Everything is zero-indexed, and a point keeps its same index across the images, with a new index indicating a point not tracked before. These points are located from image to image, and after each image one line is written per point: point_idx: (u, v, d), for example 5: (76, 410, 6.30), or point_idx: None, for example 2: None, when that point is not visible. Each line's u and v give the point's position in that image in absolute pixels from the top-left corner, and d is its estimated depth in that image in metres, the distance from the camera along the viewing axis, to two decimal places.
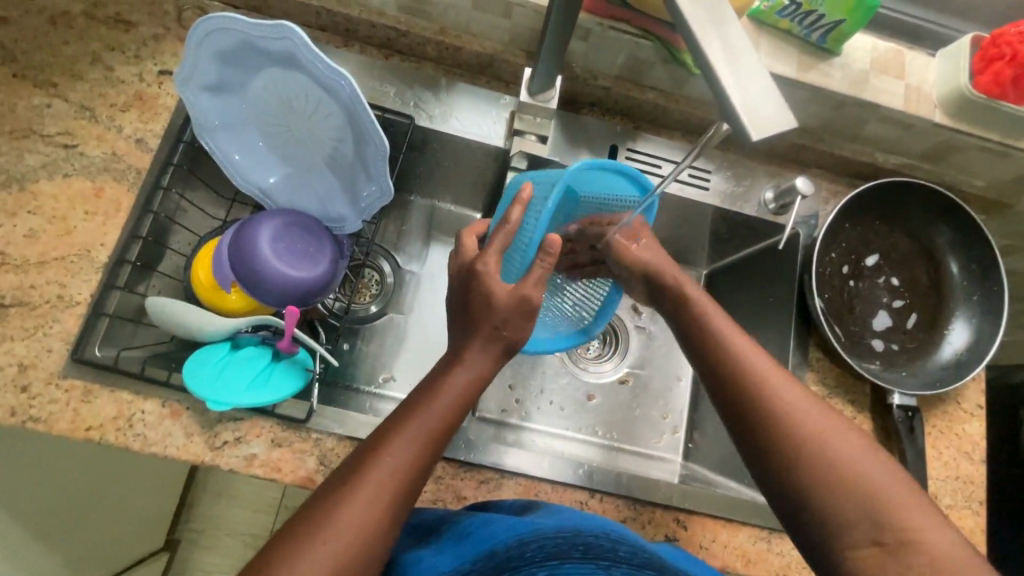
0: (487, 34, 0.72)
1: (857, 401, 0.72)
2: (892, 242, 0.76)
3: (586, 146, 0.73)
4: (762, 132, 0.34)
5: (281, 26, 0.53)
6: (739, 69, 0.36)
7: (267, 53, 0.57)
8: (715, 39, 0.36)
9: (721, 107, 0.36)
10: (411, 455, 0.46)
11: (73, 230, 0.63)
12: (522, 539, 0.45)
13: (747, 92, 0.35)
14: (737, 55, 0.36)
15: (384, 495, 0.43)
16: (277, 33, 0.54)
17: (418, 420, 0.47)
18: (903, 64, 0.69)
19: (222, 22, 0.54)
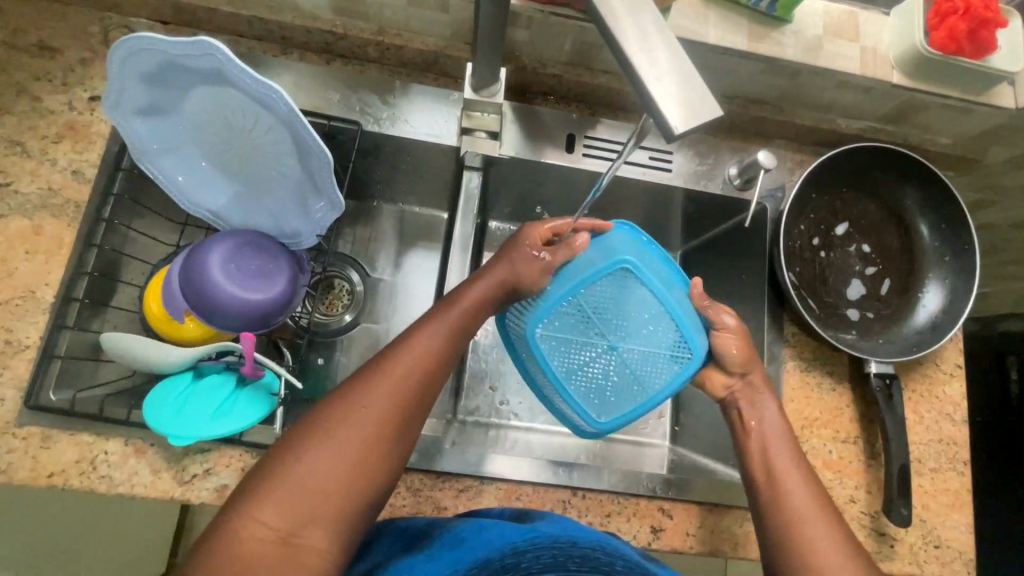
0: (430, 30, 0.69)
1: (835, 372, 0.71)
2: (862, 209, 0.75)
3: (543, 138, 0.71)
4: (682, 134, 0.32)
5: (201, 43, 0.50)
6: (668, 71, 0.34)
7: (195, 71, 0.55)
8: (643, 36, 0.35)
9: (647, 107, 0.34)
10: (429, 354, 0.51)
11: (13, 272, 0.61)
12: (516, 549, 0.46)
13: (673, 93, 0.34)
14: (658, 42, 0.35)
15: (405, 387, 0.49)
16: (198, 51, 0.52)
17: (437, 327, 0.53)
18: (856, 25, 0.67)
19: (141, 43, 0.52)
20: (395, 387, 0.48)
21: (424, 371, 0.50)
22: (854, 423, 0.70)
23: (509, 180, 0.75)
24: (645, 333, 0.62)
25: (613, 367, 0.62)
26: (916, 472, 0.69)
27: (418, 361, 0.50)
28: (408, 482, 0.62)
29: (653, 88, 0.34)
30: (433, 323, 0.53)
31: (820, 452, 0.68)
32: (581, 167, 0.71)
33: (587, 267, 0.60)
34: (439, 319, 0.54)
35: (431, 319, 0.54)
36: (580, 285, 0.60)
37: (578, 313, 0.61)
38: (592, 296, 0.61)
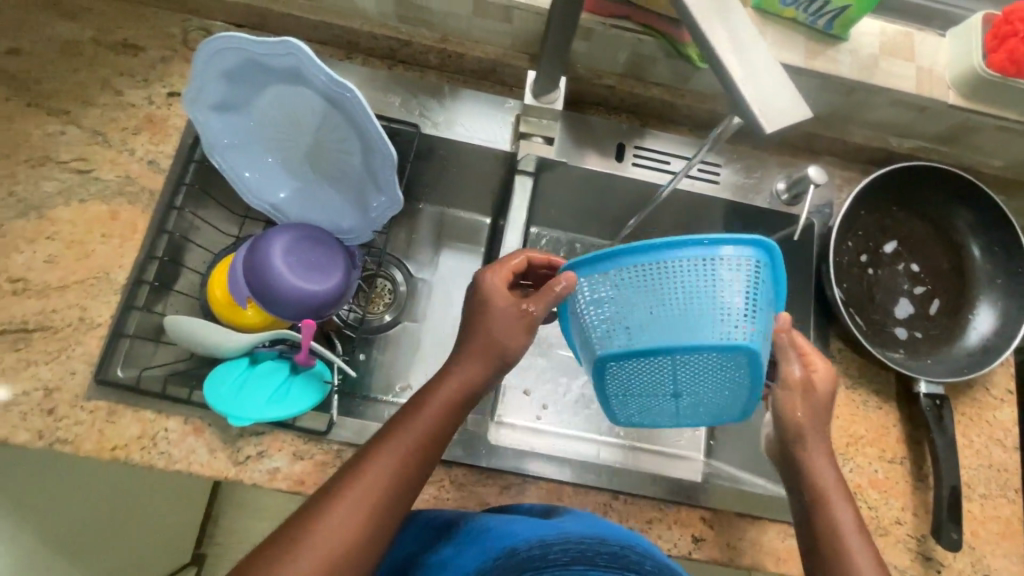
0: (491, 39, 0.70)
1: (882, 391, 0.70)
2: (911, 228, 0.75)
3: (593, 146, 0.73)
4: (771, 134, 0.34)
5: (286, 43, 0.54)
6: (756, 78, 0.36)
7: (274, 70, 0.58)
8: (729, 37, 0.36)
9: (734, 105, 0.36)
10: (435, 423, 0.51)
11: (90, 254, 0.64)
12: (545, 540, 0.46)
13: (760, 95, 0.35)
14: (744, 44, 0.37)
15: (390, 485, 0.48)
16: (281, 50, 0.55)
17: (400, 447, 0.49)
18: (912, 46, 0.68)
19: (228, 42, 0.55)
20: (395, 465, 0.48)
21: (425, 444, 0.50)
22: (900, 443, 0.69)
23: (558, 187, 0.76)
24: (716, 376, 0.50)
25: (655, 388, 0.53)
26: (966, 498, 0.67)
27: (421, 435, 0.50)
28: (452, 477, 0.63)
29: (742, 86, 0.35)
30: (392, 443, 0.49)
31: (865, 471, 0.67)
32: (631, 176, 0.72)
33: (704, 280, 0.45)
34: (398, 439, 0.49)
35: (390, 433, 0.50)
36: (681, 297, 0.46)
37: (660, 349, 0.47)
38: (699, 338, 0.46)
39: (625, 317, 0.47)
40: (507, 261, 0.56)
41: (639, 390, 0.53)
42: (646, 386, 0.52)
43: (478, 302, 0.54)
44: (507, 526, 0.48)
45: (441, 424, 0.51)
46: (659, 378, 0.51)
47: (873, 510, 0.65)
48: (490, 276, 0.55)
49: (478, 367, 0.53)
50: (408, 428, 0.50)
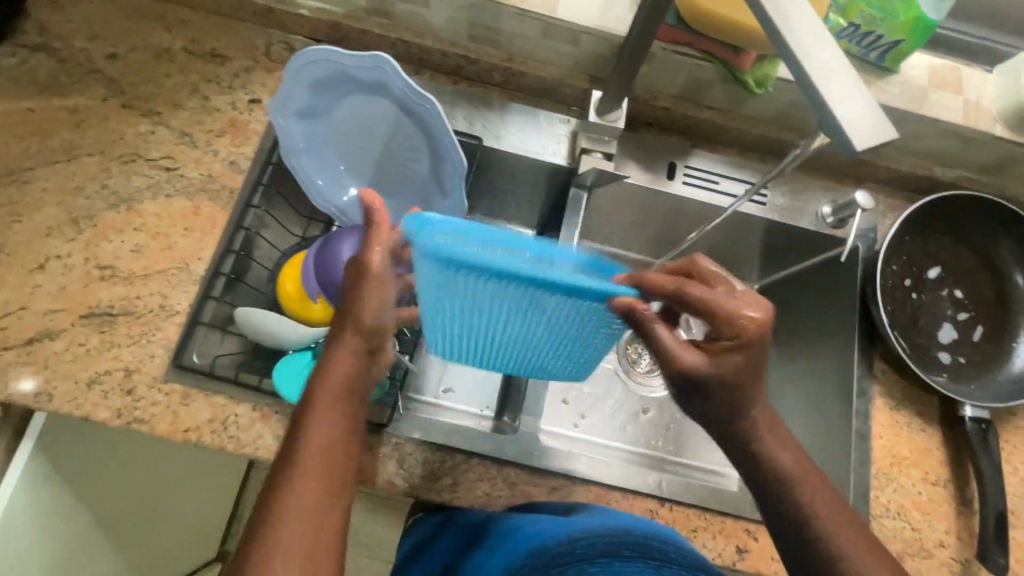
0: (554, 60, 0.74)
1: (925, 414, 0.71)
2: (954, 255, 0.77)
3: (647, 164, 0.76)
4: (863, 151, 0.37)
5: (380, 55, 0.62)
6: (847, 96, 0.38)
7: (360, 82, 0.65)
8: (821, 57, 0.39)
9: (826, 123, 0.38)
10: (339, 398, 0.49)
11: (173, 245, 0.68)
12: (572, 536, 0.47)
13: (852, 114, 0.38)
14: (836, 65, 0.39)
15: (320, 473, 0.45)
16: (372, 63, 0.63)
17: (315, 457, 0.46)
18: (960, 79, 0.70)
19: (325, 52, 0.62)
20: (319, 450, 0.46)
21: (336, 420, 0.48)
22: (944, 466, 0.69)
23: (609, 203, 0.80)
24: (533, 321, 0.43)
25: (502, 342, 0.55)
26: (1011, 525, 0.67)
27: (329, 415, 0.48)
28: (504, 475, 0.65)
29: (835, 106, 0.38)
30: (300, 456, 0.46)
31: (908, 492, 0.68)
32: (682, 193, 0.76)
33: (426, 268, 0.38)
34: (301, 454, 0.45)
35: (289, 450, 0.46)
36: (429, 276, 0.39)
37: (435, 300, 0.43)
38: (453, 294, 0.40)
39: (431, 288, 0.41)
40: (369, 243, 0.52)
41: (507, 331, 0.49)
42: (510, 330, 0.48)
43: (343, 281, 0.50)
44: (534, 528, 0.52)
45: (345, 397, 0.49)
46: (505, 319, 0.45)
47: (916, 532, 0.66)
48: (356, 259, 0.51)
49: (345, 358, 0.49)
50: (307, 441, 0.46)
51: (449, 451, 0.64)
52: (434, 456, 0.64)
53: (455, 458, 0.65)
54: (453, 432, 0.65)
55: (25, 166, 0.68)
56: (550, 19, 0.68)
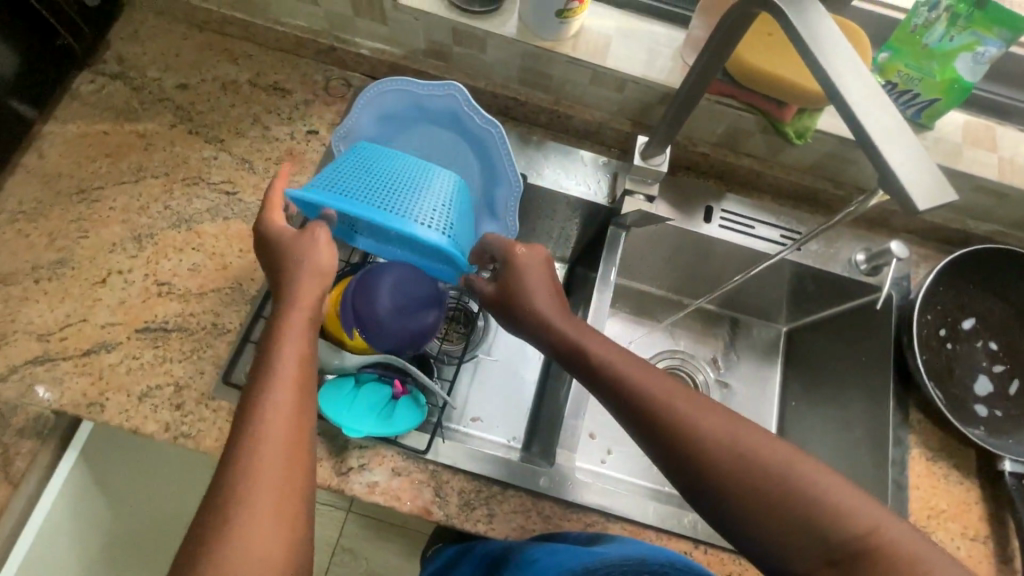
0: (599, 105, 0.77)
1: (963, 467, 0.71)
2: (989, 308, 0.77)
3: (682, 206, 0.79)
4: (926, 211, 0.38)
5: (449, 85, 0.66)
6: (908, 158, 0.40)
7: (428, 112, 0.69)
8: (883, 120, 0.41)
9: (888, 182, 0.40)
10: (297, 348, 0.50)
11: (228, 266, 0.71)
12: (587, 567, 0.49)
13: (913, 175, 0.40)
14: (894, 127, 0.41)
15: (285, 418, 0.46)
16: (441, 92, 0.67)
17: (273, 413, 0.45)
18: (993, 137, 0.73)
19: (399, 84, 0.67)
20: (286, 401, 0.46)
21: (297, 371, 0.48)
22: (983, 522, 0.68)
23: (645, 239, 0.82)
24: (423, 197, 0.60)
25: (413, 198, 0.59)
26: None
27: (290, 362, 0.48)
28: (539, 508, 0.65)
29: (897, 167, 0.40)
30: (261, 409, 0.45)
31: (947, 547, 0.67)
32: (718, 235, 0.78)
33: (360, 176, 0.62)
34: (271, 376, 0.47)
35: (259, 377, 0.47)
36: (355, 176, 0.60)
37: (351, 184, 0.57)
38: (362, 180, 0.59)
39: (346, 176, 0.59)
40: (274, 201, 0.59)
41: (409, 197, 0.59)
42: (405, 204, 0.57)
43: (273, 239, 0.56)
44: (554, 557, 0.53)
45: (303, 347, 0.50)
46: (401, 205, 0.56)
47: None
48: (275, 215, 0.58)
49: (313, 286, 0.54)
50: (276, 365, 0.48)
51: (486, 481, 0.65)
52: (470, 486, 0.65)
53: (491, 489, 0.65)
54: (491, 463, 0.65)
55: (95, 185, 0.72)
56: (600, 68, 0.71)
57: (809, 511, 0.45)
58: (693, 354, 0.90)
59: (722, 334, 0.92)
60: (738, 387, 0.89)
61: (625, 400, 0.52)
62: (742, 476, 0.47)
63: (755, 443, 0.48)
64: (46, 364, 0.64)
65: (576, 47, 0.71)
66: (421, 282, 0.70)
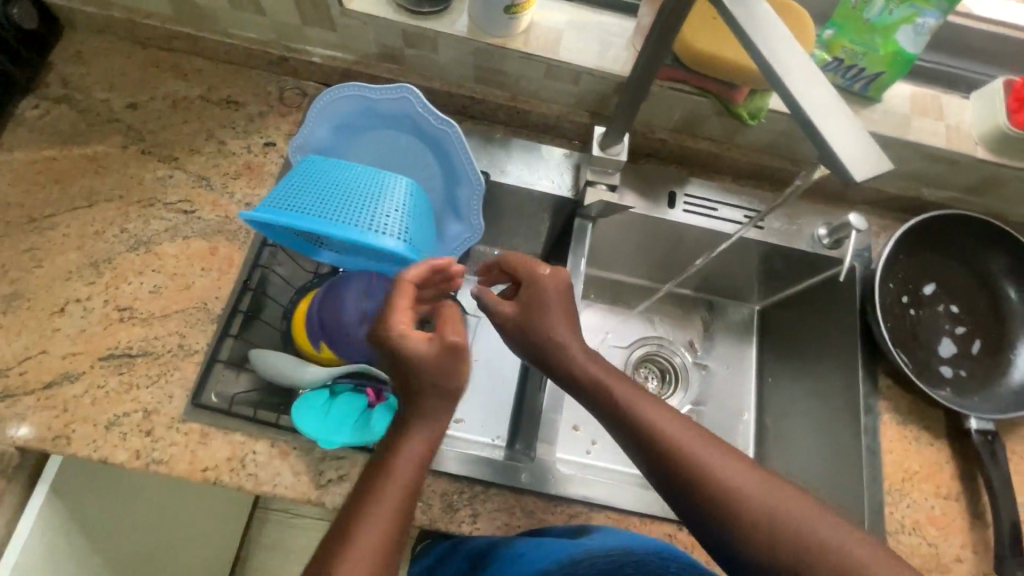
0: (555, 98, 0.77)
1: (932, 428, 0.73)
2: (947, 272, 0.79)
3: (646, 193, 0.79)
4: (860, 180, 0.39)
5: (402, 87, 0.66)
6: (841, 131, 0.41)
7: (383, 115, 0.68)
8: (817, 98, 0.42)
9: (825, 156, 0.41)
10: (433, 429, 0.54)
11: (191, 285, 0.70)
12: (573, 558, 0.49)
13: (848, 147, 0.40)
14: (828, 102, 0.42)
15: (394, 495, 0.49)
16: (395, 94, 0.66)
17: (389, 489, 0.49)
18: (939, 106, 0.74)
19: (351, 89, 0.66)
20: (404, 479, 0.51)
21: (422, 455, 0.53)
22: (954, 480, 0.70)
23: (613, 229, 0.83)
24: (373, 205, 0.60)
25: (371, 207, 0.58)
26: None
27: (419, 444, 0.53)
28: (523, 504, 0.65)
29: (832, 140, 0.40)
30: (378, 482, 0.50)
31: (922, 507, 0.69)
32: (683, 220, 0.79)
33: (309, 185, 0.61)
34: (394, 454, 0.52)
35: (387, 453, 0.52)
36: (306, 186, 0.59)
37: (302, 200, 0.57)
38: (310, 193, 0.58)
39: (297, 190, 0.58)
40: (401, 305, 0.55)
41: (360, 207, 0.58)
42: (357, 215, 0.57)
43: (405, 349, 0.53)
44: (540, 551, 0.53)
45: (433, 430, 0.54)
46: (353, 217, 0.56)
47: (933, 547, 0.67)
48: (406, 329, 0.54)
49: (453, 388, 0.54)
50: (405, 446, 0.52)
51: (466, 481, 0.65)
52: (452, 487, 0.64)
53: (474, 489, 0.65)
54: (470, 463, 0.65)
55: (46, 213, 0.70)
56: (552, 61, 0.71)
57: (838, 571, 0.44)
58: (669, 338, 0.92)
59: (698, 317, 0.94)
60: (714, 368, 0.90)
61: (643, 444, 0.53)
62: (765, 531, 0.47)
63: (780, 499, 0.48)
64: (7, 401, 0.62)
65: (528, 42, 0.71)
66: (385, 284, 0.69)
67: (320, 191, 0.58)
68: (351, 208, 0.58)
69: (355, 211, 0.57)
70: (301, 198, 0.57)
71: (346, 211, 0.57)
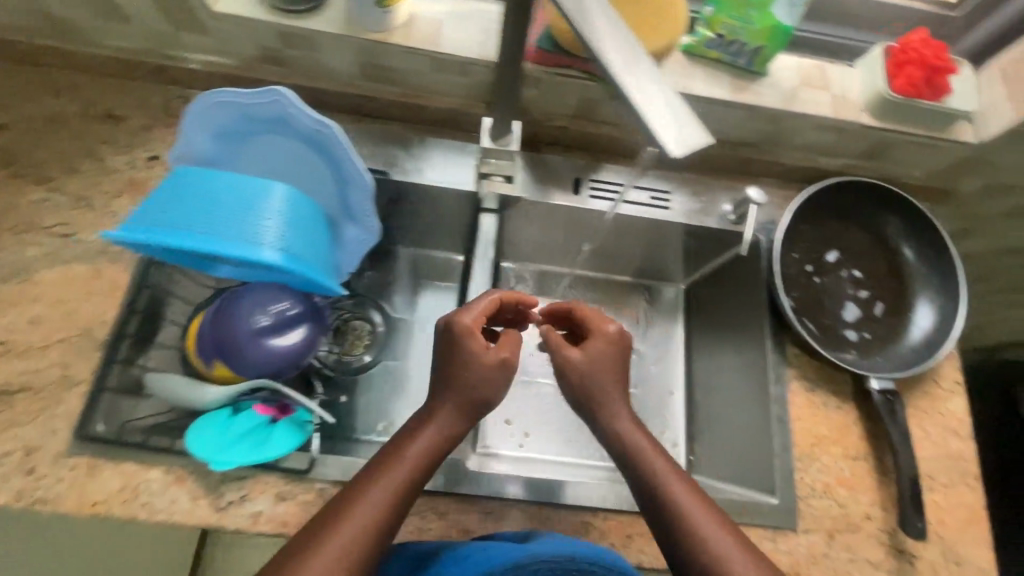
0: (449, 91, 0.76)
1: (839, 391, 0.74)
2: (849, 237, 0.81)
3: (552, 181, 0.79)
4: (676, 157, 0.39)
5: (272, 90, 0.61)
6: (661, 112, 0.41)
7: (259, 120, 0.64)
8: (641, 81, 0.42)
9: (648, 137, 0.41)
10: (438, 439, 0.57)
11: (73, 312, 0.66)
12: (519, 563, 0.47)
13: (668, 128, 0.41)
14: (649, 86, 0.42)
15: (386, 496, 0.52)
16: (267, 98, 0.62)
17: (382, 486, 0.52)
18: (825, 76, 0.76)
19: (220, 96, 0.61)
20: (399, 481, 0.53)
21: (421, 464, 0.55)
22: (861, 440, 0.72)
23: (524, 220, 0.82)
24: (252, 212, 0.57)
25: (248, 216, 0.56)
26: (928, 488, 0.71)
27: (423, 452, 0.56)
28: (435, 506, 0.64)
29: (653, 122, 0.41)
30: (372, 486, 0.52)
31: (832, 470, 0.70)
32: (589, 206, 0.78)
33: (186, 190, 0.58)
34: (399, 459, 0.54)
35: (388, 457, 0.55)
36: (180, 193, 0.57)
37: (175, 213, 0.55)
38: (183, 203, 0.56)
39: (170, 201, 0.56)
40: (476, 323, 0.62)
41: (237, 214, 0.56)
42: (233, 228, 0.55)
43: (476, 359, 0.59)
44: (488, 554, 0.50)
45: (438, 440, 0.57)
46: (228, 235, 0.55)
47: (843, 508, 0.68)
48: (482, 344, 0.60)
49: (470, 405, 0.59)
50: (409, 451, 0.55)
51: None
52: None
53: None
54: None
55: None
56: (435, 54, 0.69)
57: None
58: None
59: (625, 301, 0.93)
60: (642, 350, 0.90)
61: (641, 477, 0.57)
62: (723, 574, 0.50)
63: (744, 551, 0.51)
64: None
65: (408, 36, 0.69)
66: (283, 296, 0.68)
67: (195, 200, 0.56)
68: (226, 218, 0.55)
69: (231, 221, 0.55)
70: (174, 211, 0.55)
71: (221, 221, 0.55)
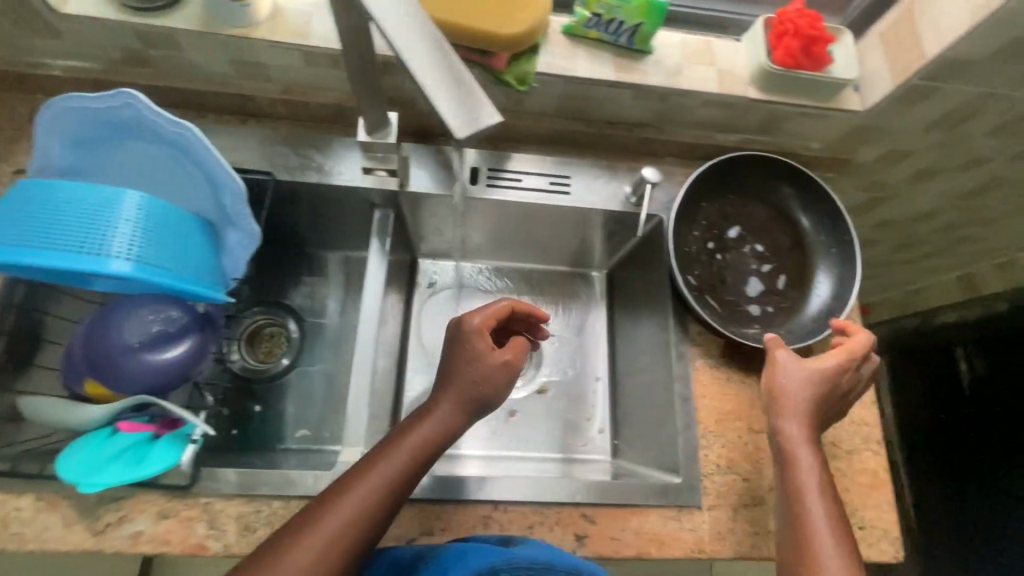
0: (330, 86, 0.74)
1: (743, 366, 0.74)
2: (751, 212, 0.81)
3: (449, 172, 0.78)
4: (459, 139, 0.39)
5: (121, 92, 0.58)
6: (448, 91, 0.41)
7: (116, 125, 0.61)
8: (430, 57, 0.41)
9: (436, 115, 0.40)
10: (439, 422, 0.56)
11: None
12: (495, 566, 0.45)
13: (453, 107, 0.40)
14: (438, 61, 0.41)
15: (381, 481, 0.51)
16: (118, 101, 0.58)
17: (377, 469, 0.51)
18: (711, 52, 0.75)
19: (70, 101, 0.58)
20: (395, 464, 0.52)
21: (419, 449, 0.54)
22: (765, 413, 0.72)
23: (426, 213, 0.81)
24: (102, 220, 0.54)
25: (95, 224, 0.52)
26: (832, 455, 0.71)
27: (428, 435, 0.55)
28: None
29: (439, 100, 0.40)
30: (371, 474, 0.51)
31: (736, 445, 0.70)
32: (488, 196, 0.78)
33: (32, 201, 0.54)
34: (394, 444, 0.54)
35: (387, 442, 0.54)
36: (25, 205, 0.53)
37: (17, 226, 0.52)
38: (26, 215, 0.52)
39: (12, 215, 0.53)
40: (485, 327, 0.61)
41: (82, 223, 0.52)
42: (77, 238, 0.51)
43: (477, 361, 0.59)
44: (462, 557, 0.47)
45: (442, 424, 0.57)
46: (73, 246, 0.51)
47: (747, 482, 0.69)
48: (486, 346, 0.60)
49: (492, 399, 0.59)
50: (405, 437, 0.54)
51: (261, 500, 0.61)
52: (247, 508, 0.61)
53: (272, 506, 0.61)
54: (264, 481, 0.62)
55: None
56: (305, 48, 0.67)
57: None
58: None
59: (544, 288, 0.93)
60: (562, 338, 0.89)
61: None
62: None
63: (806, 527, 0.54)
64: None
65: (274, 30, 0.67)
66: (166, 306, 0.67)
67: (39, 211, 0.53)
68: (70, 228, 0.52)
69: (76, 230, 0.52)
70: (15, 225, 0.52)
71: (63, 232, 0.51)
